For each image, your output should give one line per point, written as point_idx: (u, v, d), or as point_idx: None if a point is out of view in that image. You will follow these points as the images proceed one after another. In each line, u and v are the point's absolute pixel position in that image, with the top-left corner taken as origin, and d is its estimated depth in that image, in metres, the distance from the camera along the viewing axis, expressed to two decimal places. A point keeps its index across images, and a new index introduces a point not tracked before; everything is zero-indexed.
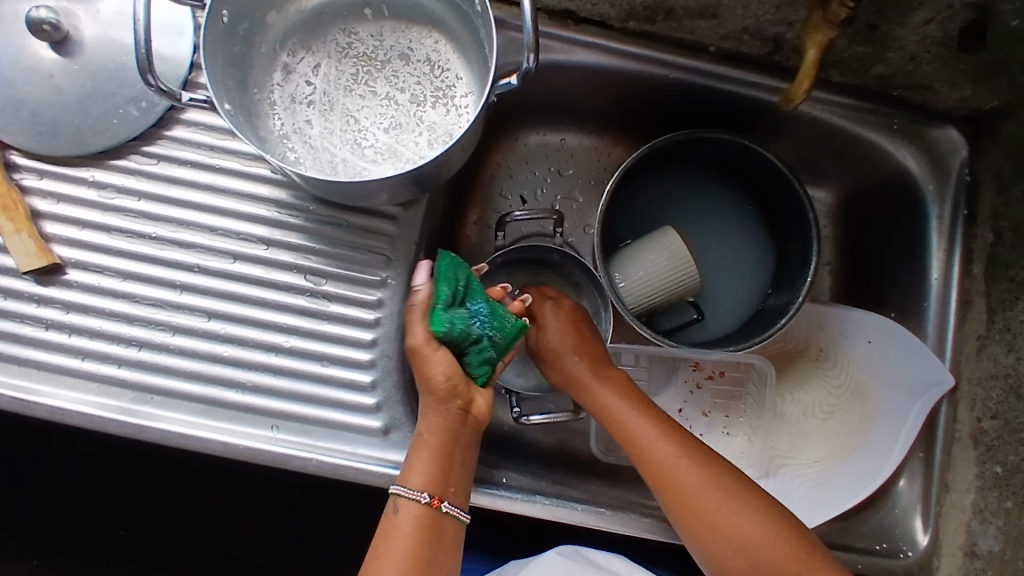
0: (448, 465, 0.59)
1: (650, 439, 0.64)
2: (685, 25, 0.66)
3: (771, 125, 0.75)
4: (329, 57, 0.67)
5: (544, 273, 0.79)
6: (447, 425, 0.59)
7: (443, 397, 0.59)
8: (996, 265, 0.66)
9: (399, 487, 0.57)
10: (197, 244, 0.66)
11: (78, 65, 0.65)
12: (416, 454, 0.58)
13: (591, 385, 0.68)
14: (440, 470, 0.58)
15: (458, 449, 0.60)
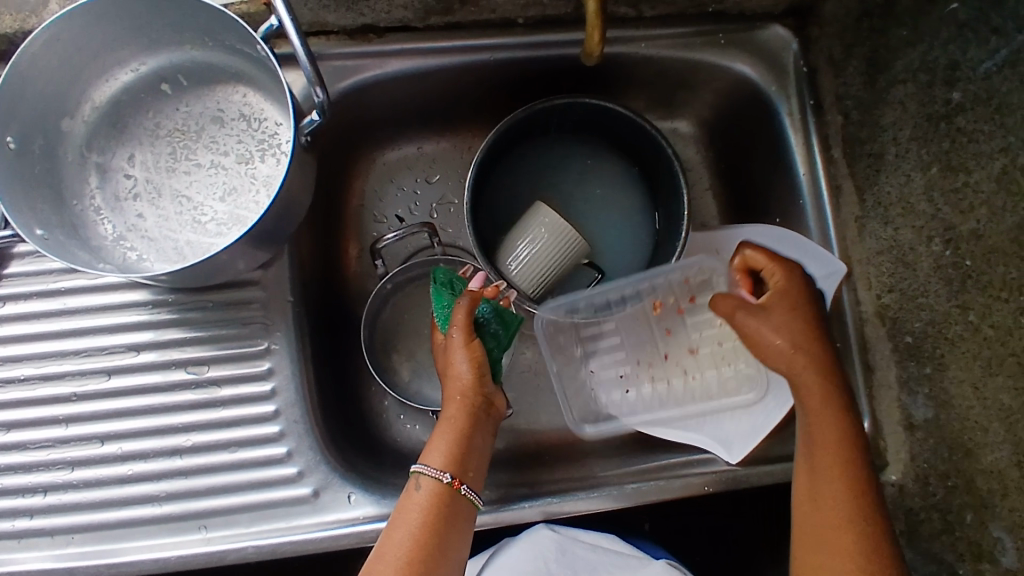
0: (466, 450, 0.59)
1: (819, 461, 0.56)
2: (484, 5, 0.64)
3: (610, 75, 0.75)
4: (141, 144, 0.64)
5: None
6: (468, 413, 0.60)
7: (467, 391, 0.61)
8: (853, 146, 0.67)
9: (421, 465, 0.57)
10: (69, 372, 0.63)
11: None
12: (437, 438, 0.59)
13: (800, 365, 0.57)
14: (461, 452, 0.58)
15: (476, 436, 0.60)
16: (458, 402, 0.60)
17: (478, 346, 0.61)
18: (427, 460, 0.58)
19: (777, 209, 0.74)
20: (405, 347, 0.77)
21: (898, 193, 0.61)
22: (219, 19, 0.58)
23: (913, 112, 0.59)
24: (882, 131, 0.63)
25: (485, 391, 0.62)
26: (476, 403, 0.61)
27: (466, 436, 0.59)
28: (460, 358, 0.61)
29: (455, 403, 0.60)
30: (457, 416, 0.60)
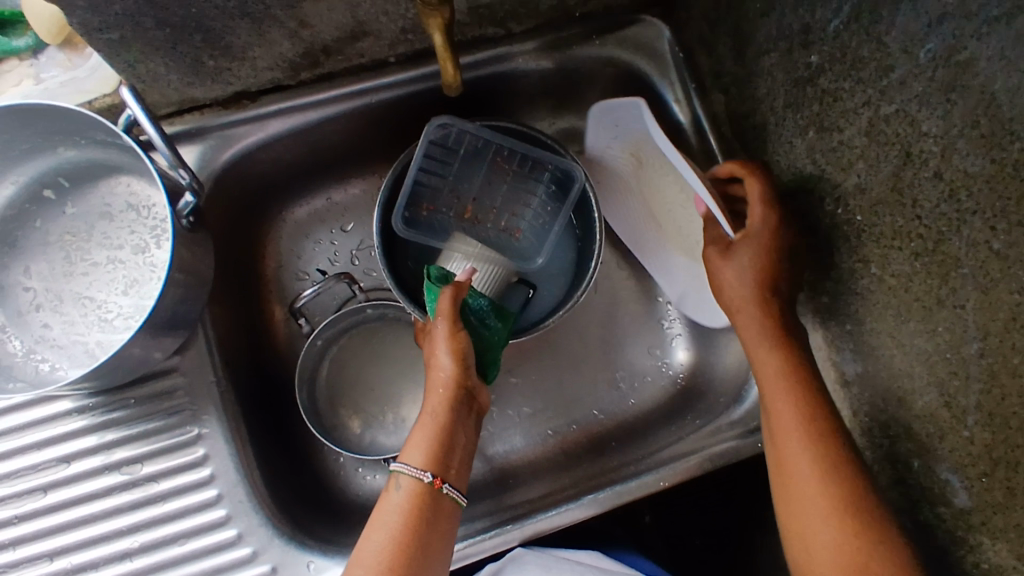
0: (449, 447, 0.58)
1: (781, 394, 0.57)
2: (350, 52, 0.64)
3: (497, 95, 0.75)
4: (34, 254, 0.63)
5: (378, 328, 0.79)
6: (452, 407, 0.59)
7: (453, 387, 0.59)
8: (739, 120, 0.68)
9: (399, 465, 0.56)
10: (4, 496, 0.62)
11: None
12: (419, 431, 0.58)
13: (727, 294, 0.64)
14: (442, 447, 0.57)
15: (459, 431, 0.59)
16: (440, 395, 0.59)
17: (461, 336, 0.60)
18: (407, 459, 0.56)
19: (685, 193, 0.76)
20: (350, 399, 0.76)
21: (786, 161, 0.63)
22: (80, 118, 0.57)
23: (781, 80, 0.60)
24: (760, 102, 0.63)
25: (469, 384, 0.61)
26: (459, 396, 0.60)
27: (448, 430, 0.58)
28: (443, 350, 0.60)
29: (438, 396, 0.59)
30: (439, 410, 0.58)
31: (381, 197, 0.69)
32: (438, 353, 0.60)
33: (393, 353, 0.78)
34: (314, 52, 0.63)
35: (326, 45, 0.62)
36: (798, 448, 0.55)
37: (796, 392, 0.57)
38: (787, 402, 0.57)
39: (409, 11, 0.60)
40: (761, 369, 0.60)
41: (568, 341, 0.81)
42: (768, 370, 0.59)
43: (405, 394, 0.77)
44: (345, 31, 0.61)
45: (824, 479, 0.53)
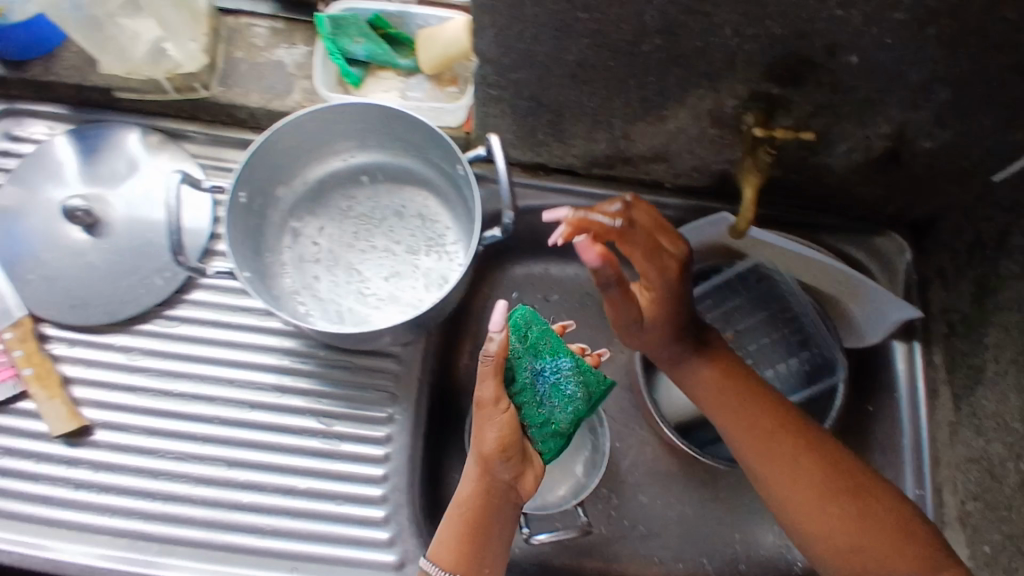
0: (482, 540, 0.59)
1: (770, 448, 0.61)
2: (642, 168, 0.75)
3: None
4: (333, 219, 0.75)
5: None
6: (483, 501, 0.59)
7: (483, 485, 0.59)
8: (955, 356, 0.72)
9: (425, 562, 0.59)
10: (217, 397, 0.70)
11: (109, 243, 0.70)
12: (448, 522, 0.60)
13: (749, 419, 0.63)
14: (467, 536, 0.59)
15: (496, 523, 0.60)
16: (474, 487, 0.59)
17: (511, 418, 0.59)
18: (433, 556, 0.59)
19: (870, 398, 0.77)
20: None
21: (994, 407, 0.66)
22: (433, 140, 0.69)
23: (1014, 339, 0.65)
24: (984, 349, 0.68)
25: (503, 477, 0.59)
26: (495, 488, 0.59)
27: (479, 530, 0.59)
28: (492, 426, 0.58)
29: (472, 488, 0.59)
30: (466, 504, 0.59)
31: None
32: (484, 437, 0.59)
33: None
34: (617, 159, 0.73)
35: (630, 156, 0.73)
36: (824, 507, 0.58)
37: (855, 508, 0.58)
38: (794, 467, 0.60)
39: (711, 157, 0.70)
40: (760, 454, 0.61)
41: (702, 480, 0.85)
42: (771, 450, 0.61)
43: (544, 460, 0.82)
44: (651, 152, 0.71)
45: (861, 536, 0.57)
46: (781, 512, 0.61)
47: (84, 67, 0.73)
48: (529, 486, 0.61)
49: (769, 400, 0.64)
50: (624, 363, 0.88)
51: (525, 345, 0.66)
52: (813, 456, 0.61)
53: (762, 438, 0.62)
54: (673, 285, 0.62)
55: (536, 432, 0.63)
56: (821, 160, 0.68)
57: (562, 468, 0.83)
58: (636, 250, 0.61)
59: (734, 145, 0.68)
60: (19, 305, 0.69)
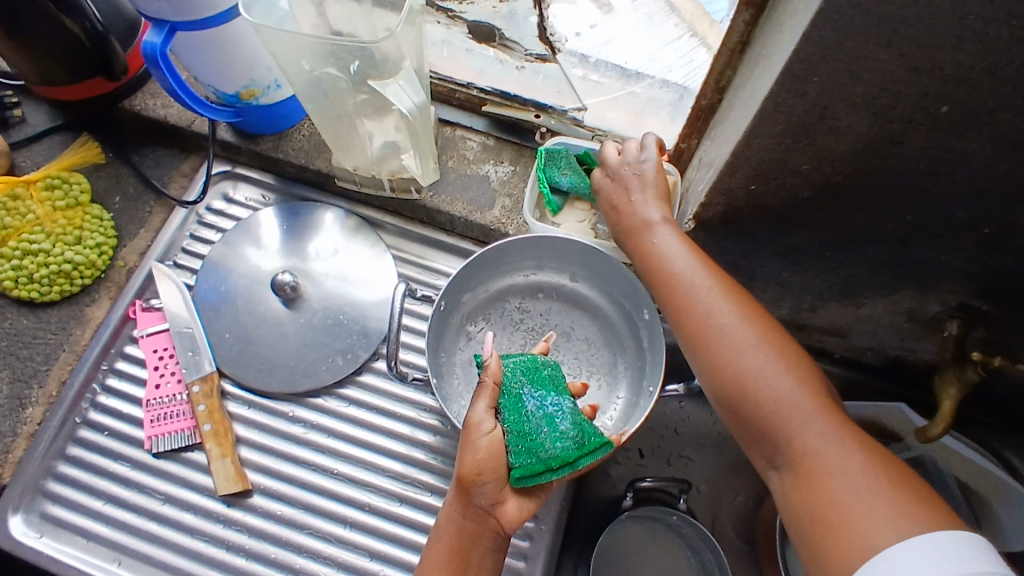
0: (465, 568, 0.55)
1: (809, 427, 0.47)
2: (814, 336, 0.75)
3: None
4: (504, 329, 0.78)
5: (659, 532, 0.83)
6: (466, 526, 0.56)
7: (466, 503, 0.56)
8: None
9: None
10: (370, 483, 0.72)
11: (304, 317, 0.76)
12: (435, 549, 0.57)
13: (740, 373, 0.52)
14: (446, 561, 0.56)
15: (474, 558, 0.56)
16: (455, 512, 0.57)
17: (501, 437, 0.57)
18: None
19: None
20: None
21: None
22: (622, 277, 0.72)
23: None
24: None
25: (481, 498, 0.56)
26: (477, 514, 0.56)
27: (460, 557, 0.56)
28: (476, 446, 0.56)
29: (458, 507, 0.57)
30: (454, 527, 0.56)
31: None
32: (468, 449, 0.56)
33: (657, 562, 0.82)
34: (792, 323, 0.74)
35: (806, 324, 0.74)
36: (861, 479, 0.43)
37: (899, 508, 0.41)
38: (863, 463, 0.44)
39: (892, 343, 0.70)
40: (791, 422, 0.48)
41: None
42: (820, 432, 0.47)
43: None
44: (829, 325, 0.72)
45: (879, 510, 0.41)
46: (788, 490, 0.47)
47: (311, 152, 0.82)
48: (512, 518, 0.57)
49: (814, 390, 0.50)
50: (745, 513, 0.87)
51: (531, 374, 0.63)
52: (881, 460, 0.44)
53: (820, 404, 0.49)
54: (788, 375, 0.50)
55: (514, 440, 0.57)
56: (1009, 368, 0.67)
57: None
58: (647, 201, 0.63)
59: (921, 338, 0.68)
60: (209, 360, 0.74)
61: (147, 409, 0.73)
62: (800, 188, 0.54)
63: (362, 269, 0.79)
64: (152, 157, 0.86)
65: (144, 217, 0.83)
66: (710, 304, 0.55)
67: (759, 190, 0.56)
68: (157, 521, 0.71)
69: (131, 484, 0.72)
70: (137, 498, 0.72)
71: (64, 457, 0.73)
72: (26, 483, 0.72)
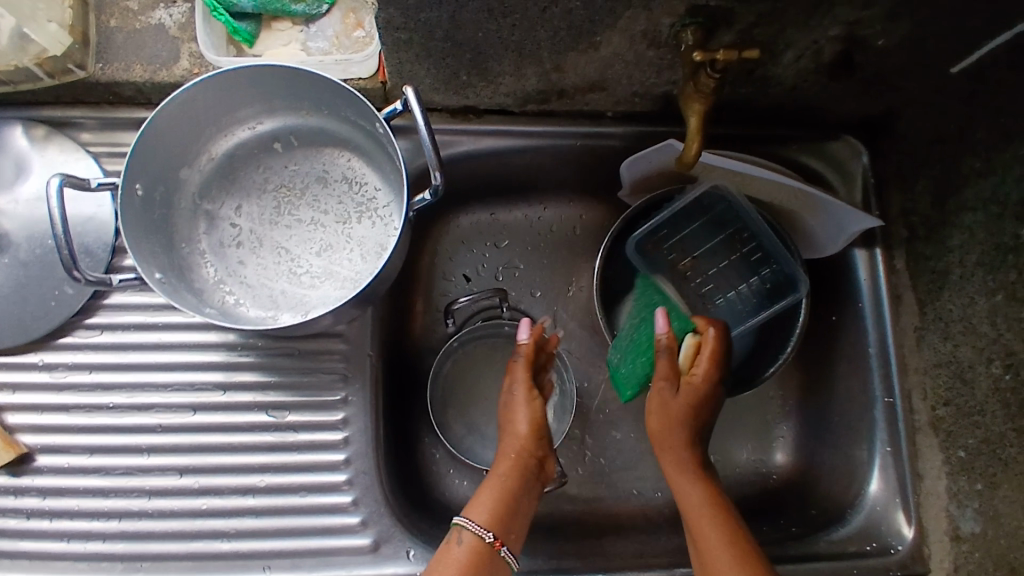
0: (515, 509, 0.62)
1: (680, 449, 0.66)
2: (580, 98, 0.68)
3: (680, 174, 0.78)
4: (250, 196, 0.68)
5: (501, 344, 0.81)
6: (522, 470, 0.64)
7: (528, 442, 0.65)
8: (918, 260, 0.70)
9: (463, 518, 0.60)
10: (155, 403, 0.65)
11: (9, 258, 0.66)
12: (486, 491, 0.62)
13: (673, 446, 0.66)
14: (506, 503, 0.61)
15: (523, 498, 0.63)
16: (510, 460, 0.64)
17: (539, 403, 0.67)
18: (470, 515, 0.60)
19: (834, 308, 0.76)
20: (459, 408, 0.78)
21: (960, 313, 0.65)
22: (345, 95, 0.61)
23: (980, 241, 0.62)
24: (948, 252, 0.66)
25: (535, 454, 0.65)
26: (524, 462, 0.64)
27: (512, 495, 0.62)
28: (523, 413, 0.66)
29: (508, 461, 0.64)
30: (506, 475, 0.63)
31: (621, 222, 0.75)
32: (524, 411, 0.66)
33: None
34: (552, 91, 0.66)
35: (564, 87, 0.66)
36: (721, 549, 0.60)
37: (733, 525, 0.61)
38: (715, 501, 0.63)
39: (651, 80, 0.63)
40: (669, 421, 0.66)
41: None
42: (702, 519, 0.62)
43: None
44: (586, 81, 0.65)
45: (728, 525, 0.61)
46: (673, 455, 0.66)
47: None
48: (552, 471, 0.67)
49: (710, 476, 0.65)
50: (584, 301, 0.84)
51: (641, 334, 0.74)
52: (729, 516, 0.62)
53: (723, 532, 0.60)
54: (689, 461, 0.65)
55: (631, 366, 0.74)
56: (768, 71, 0.62)
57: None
58: (526, 407, 0.67)
59: (675, 65, 0.61)
60: None
61: None
62: None
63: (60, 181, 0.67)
64: None
65: None
66: (516, 393, 0.68)
67: None
68: None
69: None
70: None
71: None
72: None
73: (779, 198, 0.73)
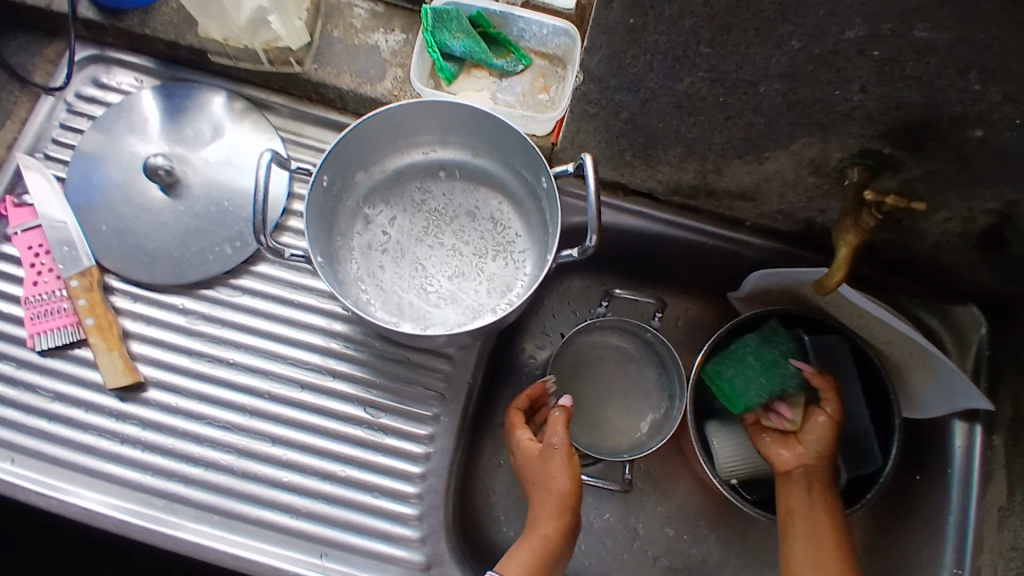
0: (548, 567, 0.64)
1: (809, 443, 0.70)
2: (727, 203, 0.72)
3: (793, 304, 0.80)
4: (404, 211, 0.74)
5: (629, 350, 0.84)
6: (557, 530, 0.65)
7: (563, 498, 0.66)
8: (1017, 442, 0.70)
9: (496, 573, 0.62)
10: (269, 371, 0.70)
11: (183, 206, 0.71)
12: (524, 550, 0.64)
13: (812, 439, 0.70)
14: (547, 559, 0.64)
15: (560, 554, 0.65)
16: (553, 521, 0.65)
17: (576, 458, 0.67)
18: (506, 570, 0.62)
19: (917, 467, 0.75)
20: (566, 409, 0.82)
21: None
22: (521, 146, 0.67)
23: None
24: None
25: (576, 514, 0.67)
26: (569, 524, 0.66)
27: (551, 554, 0.64)
28: (559, 467, 0.67)
29: (551, 518, 0.66)
30: (550, 536, 0.65)
31: (733, 324, 0.76)
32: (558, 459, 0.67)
33: (623, 382, 0.83)
34: (702, 190, 0.71)
35: (716, 189, 0.70)
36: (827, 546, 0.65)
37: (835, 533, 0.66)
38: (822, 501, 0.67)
39: (801, 204, 0.67)
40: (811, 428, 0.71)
41: (735, 522, 0.83)
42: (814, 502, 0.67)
43: (613, 422, 0.82)
44: (739, 189, 0.69)
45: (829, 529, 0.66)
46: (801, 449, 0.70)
47: (182, 26, 0.73)
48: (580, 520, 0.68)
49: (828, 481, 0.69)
50: None
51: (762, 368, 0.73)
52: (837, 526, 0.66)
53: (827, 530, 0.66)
54: (813, 453, 0.70)
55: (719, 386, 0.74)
56: (916, 223, 0.65)
57: (630, 420, 0.81)
58: (557, 457, 0.67)
59: (830, 197, 0.65)
60: (87, 254, 0.69)
61: (27, 307, 0.69)
62: (682, 17, 0.49)
63: (245, 152, 0.74)
64: (14, 41, 0.77)
65: (9, 107, 0.76)
66: (549, 441, 0.68)
67: (641, 23, 0.50)
68: (48, 419, 0.67)
69: (15, 384, 0.68)
70: (24, 397, 0.68)
71: None
72: None
73: (898, 349, 0.75)
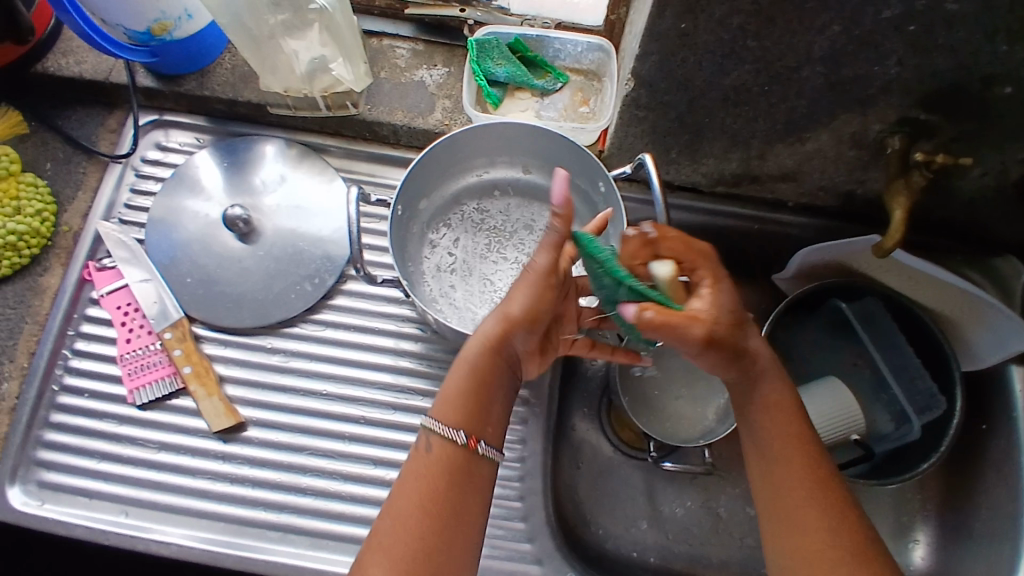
0: (483, 404, 0.55)
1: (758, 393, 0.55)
2: (769, 186, 0.76)
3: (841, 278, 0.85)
4: (466, 231, 0.78)
5: None
6: (487, 358, 0.56)
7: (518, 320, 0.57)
8: None
9: (432, 420, 0.54)
10: (361, 397, 0.73)
11: (260, 252, 0.75)
12: (459, 374, 0.56)
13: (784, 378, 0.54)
14: (472, 401, 0.55)
15: (500, 389, 0.56)
16: (489, 345, 0.56)
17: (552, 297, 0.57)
18: (436, 414, 0.54)
19: (982, 417, 0.80)
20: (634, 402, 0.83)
21: None
22: (576, 156, 0.71)
23: None
24: None
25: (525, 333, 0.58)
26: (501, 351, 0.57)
27: (485, 391, 0.56)
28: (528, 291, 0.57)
29: (484, 347, 0.56)
30: (482, 363, 0.56)
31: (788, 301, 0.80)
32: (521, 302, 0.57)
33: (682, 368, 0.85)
34: (745, 176, 0.75)
35: (758, 174, 0.75)
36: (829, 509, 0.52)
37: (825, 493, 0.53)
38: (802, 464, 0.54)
39: (842, 177, 0.72)
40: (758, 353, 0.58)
41: None
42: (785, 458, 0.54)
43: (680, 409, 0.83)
44: (780, 171, 0.73)
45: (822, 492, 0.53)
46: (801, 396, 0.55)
47: (238, 85, 0.78)
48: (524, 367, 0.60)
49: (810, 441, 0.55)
50: None
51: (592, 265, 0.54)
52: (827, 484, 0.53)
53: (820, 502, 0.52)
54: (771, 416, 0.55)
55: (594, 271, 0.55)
56: (953, 183, 0.69)
57: (695, 404, 0.83)
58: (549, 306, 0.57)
59: (869, 168, 0.70)
60: (175, 306, 0.73)
61: (122, 364, 0.72)
62: (730, 16, 0.53)
63: (310, 194, 0.78)
64: (74, 117, 0.81)
65: (79, 178, 0.79)
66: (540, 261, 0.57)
67: (691, 27, 0.55)
68: (158, 469, 0.70)
69: (121, 439, 0.71)
70: (131, 451, 0.71)
71: (50, 425, 0.71)
72: (15, 456, 0.70)
73: (949, 305, 0.79)
